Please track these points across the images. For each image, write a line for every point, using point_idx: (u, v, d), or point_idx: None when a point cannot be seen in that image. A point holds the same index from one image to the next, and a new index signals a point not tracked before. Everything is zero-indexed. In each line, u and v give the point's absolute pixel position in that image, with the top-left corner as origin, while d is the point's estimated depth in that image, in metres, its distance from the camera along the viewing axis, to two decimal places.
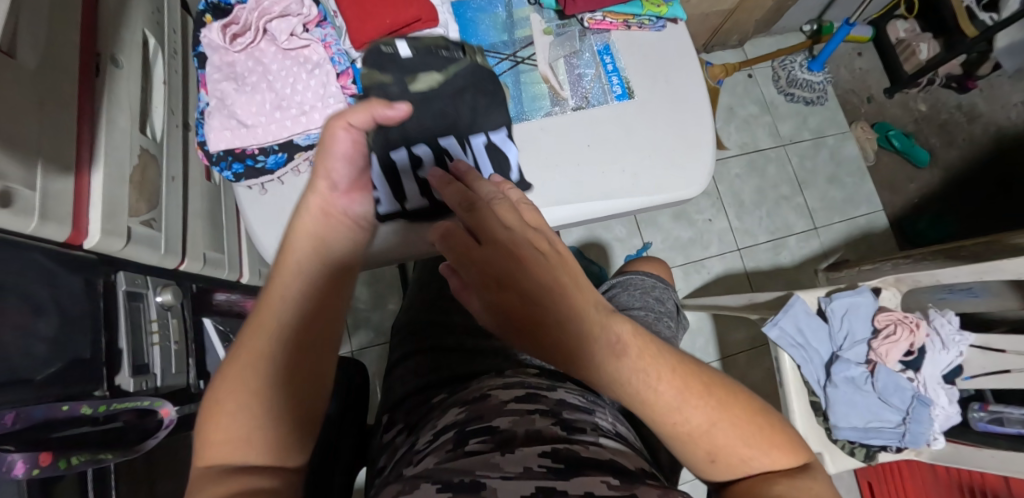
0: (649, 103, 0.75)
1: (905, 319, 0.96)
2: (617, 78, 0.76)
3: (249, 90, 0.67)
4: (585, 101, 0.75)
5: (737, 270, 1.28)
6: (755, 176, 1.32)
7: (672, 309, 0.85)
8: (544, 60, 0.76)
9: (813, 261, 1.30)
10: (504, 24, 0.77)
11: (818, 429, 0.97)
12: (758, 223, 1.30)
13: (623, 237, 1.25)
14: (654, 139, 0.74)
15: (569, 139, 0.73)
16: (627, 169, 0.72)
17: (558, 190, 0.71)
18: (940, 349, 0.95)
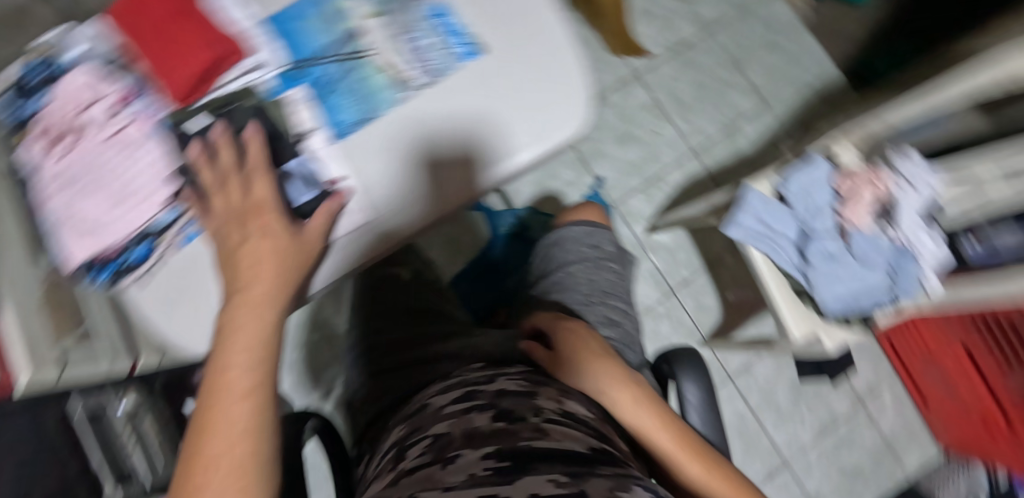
0: (499, 44, 0.57)
1: (868, 175, 0.85)
2: (457, 35, 0.56)
3: (86, 194, 0.51)
4: (435, 77, 0.54)
5: (700, 174, 1.21)
6: (691, 71, 1.24)
7: (614, 251, 0.76)
8: (377, 43, 0.55)
9: (773, 137, 1.24)
10: (322, 14, 0.54)
11: (804, 310, 0.89)
12: (707, 118, 1.23)
13: (573, 180, 1.17)
14: (519, 86, 0.56)
15: (421, 126, 0.54)
16: (501, 133, 0.55)
17: (423, 191, 0.53)
18: (910, 192, 0.83)
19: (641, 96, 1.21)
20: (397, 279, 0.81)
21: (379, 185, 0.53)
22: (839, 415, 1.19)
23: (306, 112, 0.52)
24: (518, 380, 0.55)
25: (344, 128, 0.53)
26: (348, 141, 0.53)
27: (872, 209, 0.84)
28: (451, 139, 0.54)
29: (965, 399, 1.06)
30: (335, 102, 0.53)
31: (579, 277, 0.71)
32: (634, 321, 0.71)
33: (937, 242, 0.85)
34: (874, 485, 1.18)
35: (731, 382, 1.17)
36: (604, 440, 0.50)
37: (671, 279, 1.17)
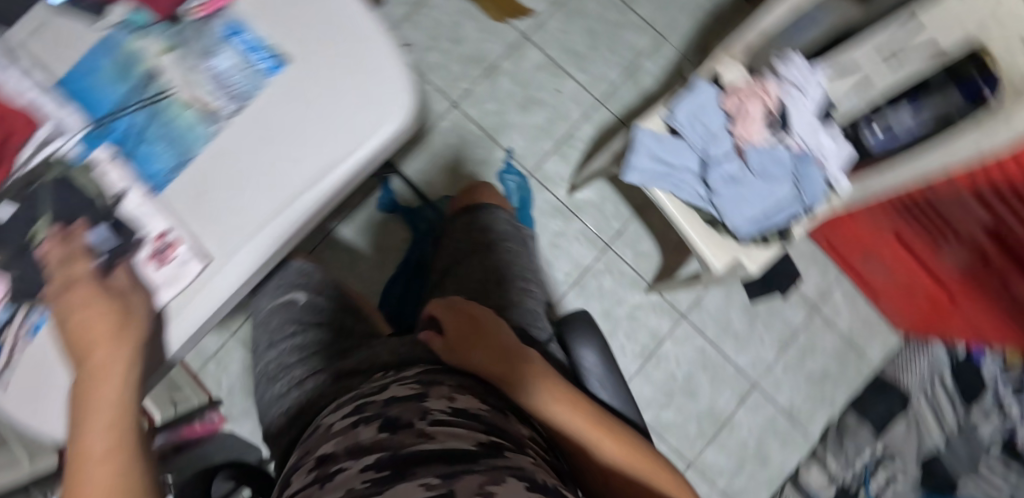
0: (307, 43, 0.51)
1: (752, 89, 0.84)
2: (257, 50, 0.51)
3: None
4: (242, 101, 0.51)
5: (610, 122, 1.19)
6: (579, 20, 1.21)
7: (509, 230, 0.83)
8: (176, 80, 0.52)
9: (675, 68, 1.22)
10: (113, 63, 0.51)
11: (720, 237, 0.89)
12: (605, 64, 1.20)
13: (484, 158, 1.15)
14: (335, 84, 0.51)
15: (235, 164, 0.50)
16: (326, 141, 0.50)
17: (252, 220, 0.49)
18: (799, 97, 0.83)
19: (535, 57, 1.19)
20: (295, 305, 0.79)
21: (210, 222, 0.49)
22: (797, 327, 1.19)
23: (119, 170, 0.50)
24: (409, 384, 0.54)
25: (161, 178, 0.50)
26: (175, 182, 0.50)
27: (762, 122, 0.84)
28: (274, 161, 0.50)
29: (908, 282, 1.09)
30: (145, 152, 0.50)
31: (473, 265, 0.76)
32: (535, 296, 0.75)
33: (836, 140, 0.85)
34: (844, 388, 1.19)
35: (685, 320, 1.17)
36: (498, 431, 0.50)
37: (603, 233, 1.17)
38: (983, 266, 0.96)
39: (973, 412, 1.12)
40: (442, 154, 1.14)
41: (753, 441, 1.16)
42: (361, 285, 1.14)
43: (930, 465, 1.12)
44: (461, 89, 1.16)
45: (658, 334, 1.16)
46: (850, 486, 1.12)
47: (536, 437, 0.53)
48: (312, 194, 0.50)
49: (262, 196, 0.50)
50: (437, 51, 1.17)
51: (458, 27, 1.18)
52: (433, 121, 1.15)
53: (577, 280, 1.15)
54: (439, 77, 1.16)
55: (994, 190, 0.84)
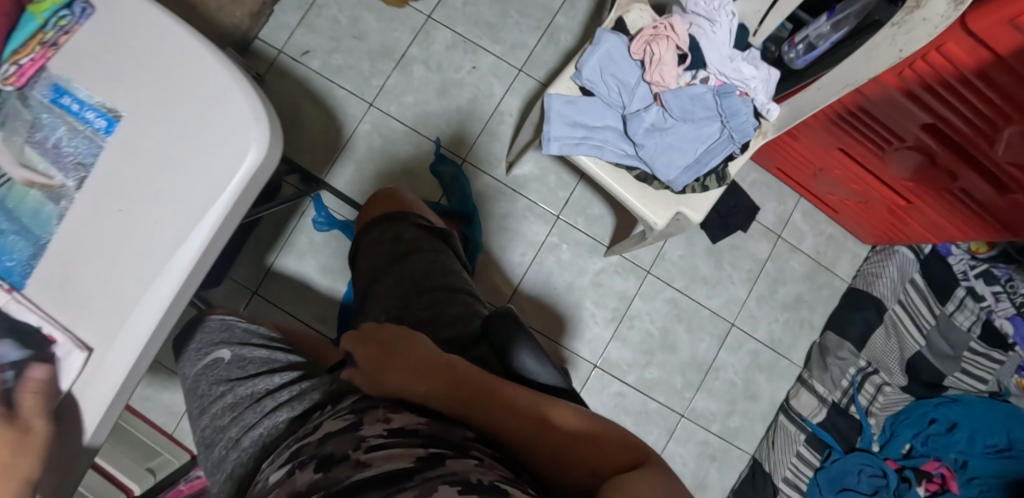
0: (141, 100, 0.50)
1: (659, 29, 0.80)
2: (90, 112, 0.51)
3: None
4: (85, 171, 0.50)
5: (535, 90, 1.14)
6: None
7: (421, 228, 0.78)
8: (7, 163, 0.51)
9: (593, 19, 1.15)
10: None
11: (656, 193, 0.86)
12: (518, 29, 1.14)
13: (413, 153, 1.11)
14: (178, 135, 0.50)
15: (93, 230, 0.50)
16: (182, 198, 0.49)
17: (126, 295, 0.49)
18: (710, 29, 0.82)
19: (443, 37, 1.13)
20: (220, 363, 0.77)
21: (85, 306, 0.49)
22: (763, 258, 1.17)
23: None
24: (343, 417, 0.56)
25: (18, 273, 0.50)
26: (40, 271, 0.50)
27: (676, 62, 0.81)
28: (133, 230, 0.50)
29: (865, 196, 1.07)
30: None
31: (389, 284, 0.73)
32: (461, 298, 0.73)
33: (756, 66, 0.84)
34: (821, 309, 1.17)
35: (651, 275, 1.15)
36: (439, 441, 0.52)
37: (551, 205, 1.13)
38: (932, 169, 0.93)
39: (948, 305, 1.13)
40: (368, 158, 1.10)
41: (740, 380, 1.15)
42: (317, 309, 1.11)
43: (914, 366, 1.13)
44: (374, 87, 1.11)
45: (627, 295, 1.14)
46: (843, 404, 1.11)
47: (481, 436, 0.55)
48: (178, 256, 0.49)
49: (130, 269, 0.49)
50: (341, 52, 1.11)
51: (358, 21, 1.12)
52: (352, 126, 1.11)
53: (534, 259, 1.12)
54: (349, 80, 1.11)
55: (927, 86, 0.83)
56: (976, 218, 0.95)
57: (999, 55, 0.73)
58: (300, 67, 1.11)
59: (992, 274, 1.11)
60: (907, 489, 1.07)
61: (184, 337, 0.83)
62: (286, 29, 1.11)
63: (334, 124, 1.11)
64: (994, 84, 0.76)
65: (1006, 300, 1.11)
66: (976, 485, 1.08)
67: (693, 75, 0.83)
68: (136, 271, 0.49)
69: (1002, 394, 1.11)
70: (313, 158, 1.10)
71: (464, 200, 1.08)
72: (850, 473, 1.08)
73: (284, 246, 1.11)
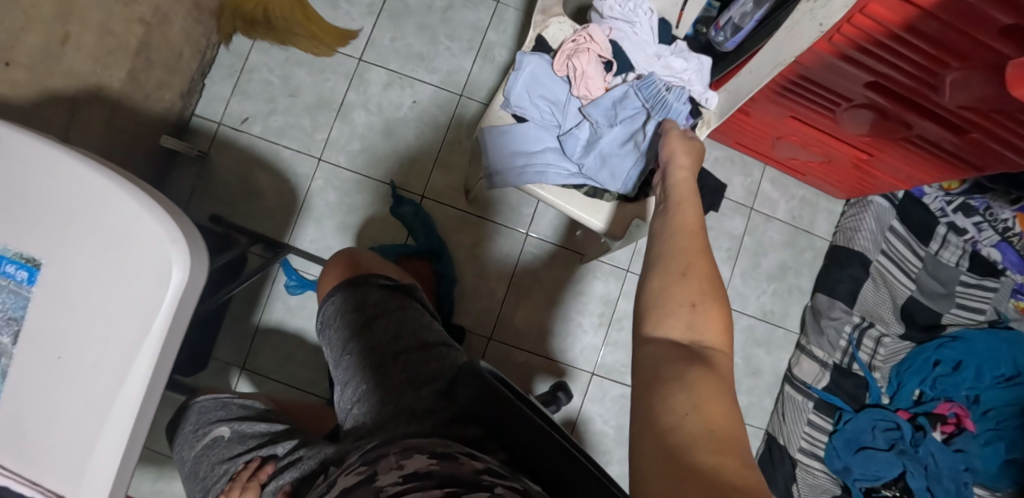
0: (55, 244, 0.52)
1: (578, 42, 0.80)
2: (7, 264, 0.52)
3: None
4: (17, 323, 0.52)
5: (480, 113, 1.12)
6: (406, 20, 1.12)
7: (385, 289, 0.79)
8: None
9: (524, 30, 1.13)
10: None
11: (606, 203, 0.84)
12: (450, 55, 1.12)
13: (372, 198, 1.10)
14: (100, 272, 0.51)
15: (40, 379, 0.52)
16: (117, 331, 0.51)
17: (81, 441, 0.51)
18: (631, 29, 0.82)
19: (378, 78, 1.11)
20: (220, 441, 0.79)
21: (40, 459, 0.51)
22: (740, 233, 1.16)
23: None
24: (356, 470, 0.61)
25: None
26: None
27: (601, 71, 0.81)
28: (76, 376, 0.51)
29: (828, 155, 1.05)
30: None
31: (363, 351, 0.75)
32: (436, 352, 0.74)
33: (687, 57, 0.83)
34: (807, 273, 1.16)
35: (631, 273, 1.14)
36: (452, 478, 0.57)
37: (517, 224, 1.12)
38: (887, 122, 0.91)
39: (932, 245, 1.12)
40: (326, 213, 1.09)
41: (740, 358, 1.14)
42: (306, 370, 1.10)
43: (908, 311, 1.12)
44: (319, 141, 1.10)
45: (610, 297, 1.13)
46: (845, 364, 1.10)
47: (491, 467, 0.60)
48: (124, 397, 0.51)
49: (83, 413, 0.51)
50: (279, 112, 1.10)
51: (290, 78, 1.10)
52: (305, 185, 1.09)
53: (512, 280, 1.12)
54: (293, 139, 1.10)
55: (859, 47, 0.81)
56: (943, 160, 0.92)
57: (924, 8, 0.71)
58: (243, 134, 1.09)
59: (970, 206, 1.09)
60: (924, 437, 1.06)
61: (178, 422, 0.83)
62: (221, 101, 1.09)
63: (286, 187, 1.09)
64: (927, 35, 0.74)
65: (988, 229, 1.09)
66: (991, 417, 1.07)
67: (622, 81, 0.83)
68: (90, 414, 0.51)
69: (1001, 321, 1.10)
70: (272, 225, 1.09)
71: (430, 237, 1.08)
72: (864, 431, 1.07)
73: (262, 315, 1.10)
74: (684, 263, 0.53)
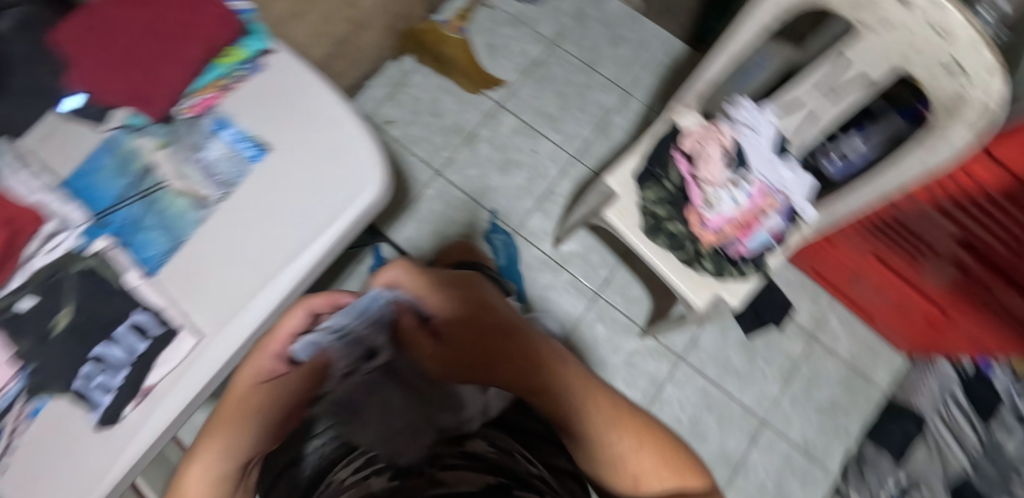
0: (282, 134, 0.62)
1: (707, 129, 0.80)
2: (244, 142, 0.62)
3: None
4: (230, 187, 0.60)
5: (587, 176, 1.24)
6: (547, 85, 1.29)
7: None
8: (169, 174, 0.61)
9: (644, 122, 1.28)
10: (113, 163, 0.60)
11: (697, 274, 0.83)
12: (577, 123, 1.27)
13: (470, 218, 1.20)
14: (309, 166, 0.62)
15: (227, 234, 0.59)
16: (307, 216, 0.61)
17: (240, 292, 0.58)
18: (755, 134, 0.79)
19: (510, 122, 1.26)
20: None
21: (202, 297, 0.58)
22: (798, 357, 1.18)
23: (119, 256, 0.57)
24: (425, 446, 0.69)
25: (154, 262, 0.58)
26: (166, 267, 0.58)
27: (721, 160, 0.79)
28: (259, 240, 0.59)
29: (903, 304, 1.09)
30: (141, 239, 0.58)
31: None
32: None
33: (797, 171, 0.80)
34: (856, 417, 1.16)
35: (683, 362, 1.16)
36: None
37: (591, 280, 1.19)
38: (965, 284, 0.95)
39: None
40: (428, 218, 1.20)
41: (771, 482, 1.12)
42: None
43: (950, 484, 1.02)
44: (443, 157, 1.24)
45: (658, 378, 1.15)
46: None
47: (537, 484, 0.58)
48: (293, 268, 0.59)
49: (251, 269, 0.59)
50: (419, 125, 1.25)
51: (437, 101, 1.26)
52: (417, 190, 1.21)
53: (571, 331, 1.15)
54: (421, 149, 1.24)
55: (957, 203, 0.86)
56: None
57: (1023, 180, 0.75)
58: (382, 133, 1.24)
59: None
60: None
61: None
62: (374, 101, 1.26)
63: (402, 185, 1.21)
64: None
65: None
66: None
67: (737, 174, 0.79)
68: (258, 272, 0.59)
69: None
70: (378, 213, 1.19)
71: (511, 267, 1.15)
72: None
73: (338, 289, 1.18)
74: (612, 446, 0.49)
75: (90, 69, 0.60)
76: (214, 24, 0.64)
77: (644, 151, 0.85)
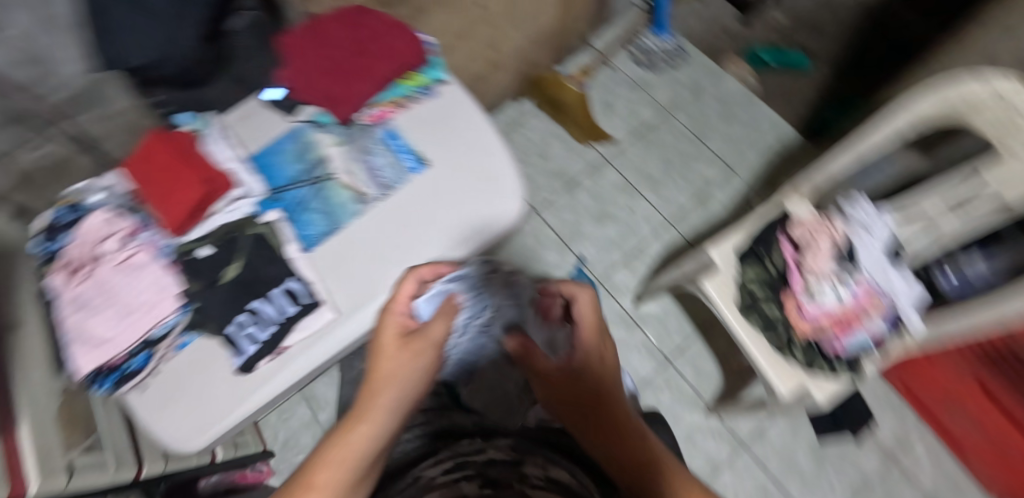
0: (439, 155, 0.70)
1: (817, 221, 0.78)
2: (407, 154, 0.70)
3: (96, 310, 0.60)
4: (388, 190, 0.68)
5: (678, 243, 1.25)
6: (654, 149, 1.32)
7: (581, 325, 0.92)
8: (340, 169, 0.70)
9: (744, 200, 1.28)
10: (294, 149, 0.70)
11: (784, 361, 0.80)
12: (677, 189, 1.29)
13: (557, 261, 1.23)
14: (457, 187, 0.69)
15: (376, 230, 0.67)
16: (444, 229, 0.68)
17: (376, 283, 0.65)
18: (866, 235, 0.77)
19: (612, 178, 1.30)
20: None
21: (344, 280, 0.65)
22: (870, 473, 1.11)
23: (285, 227, 0.66)
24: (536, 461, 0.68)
25: (313, 239, 0.66)
26: (321, 248, 0.66)
27: (832, 255, 0.76)
28: (401, 240, 0.67)
29: (995, 438, 1.02)
30: (305, 218, 0.67)
31: None
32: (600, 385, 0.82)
33: (908, 281, 0.77)
34: None
35: (745, 450, 1.12)
36: None
37: (665, 347, 1.18)
38: None
39: None
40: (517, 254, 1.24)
41: None
42: None
43: None
44: (542, 199, 1.28)
45: (716, 460, 1.12)
46: None
47: None
48: None
49: (390, 265, 0.66)
50: (525, 164, 1.31)
51: (546, 146, 1.32)
52: None
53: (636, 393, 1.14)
54: None
55: None
56: None
57: None
58: None
59: None
60: None
61: None
62: None
63: None
64: None
65: None
66: None
67: (844, 269, 0.76)
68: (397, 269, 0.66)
69: None
70: None
71: None
72: None
73: None
74: None
75: (299, 70, 0.69)
76: (407, 51, 0.72)
77: (750, 232, 0.84)
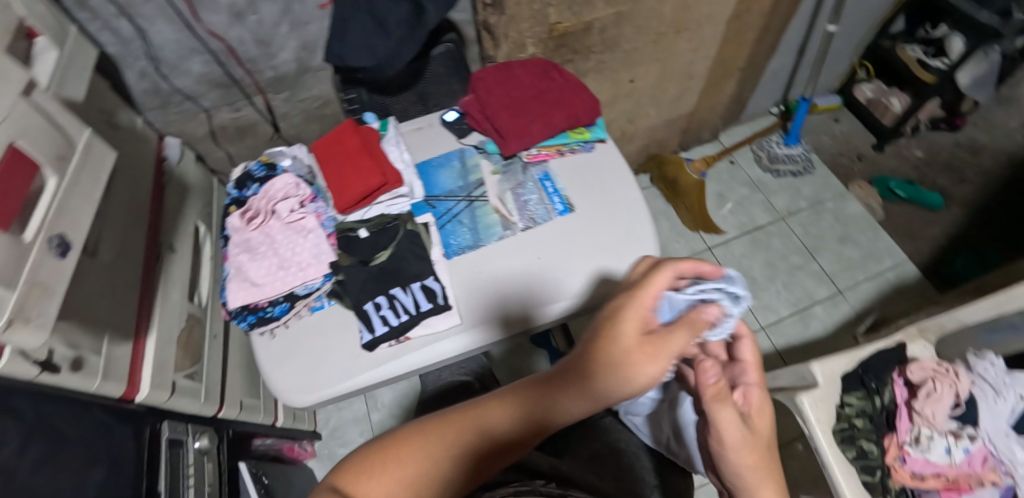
0: (587, 205, 0.73)
1: (942, 369, 0.74)
2: (558, 196, 0.74)
3: (259, 256, 0.68)
4: (533, 224, 0.71)
5: (768, 351, 1.21)
6: (761, 251, 1.30)
7: None
8: (492, 193, 0.74)
9: (848, 326, 1.22)
10: (459, 168, 0.76)
11: None
12: (777, 297, 1.26)
13: None
14: (600, 238, 0.71)
15: (513, 256, 0.70)
16: (575, 273, 0.69)
17: (502, 304, 0.67)
18: (993, 397, 0.73)
19: None
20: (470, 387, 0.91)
21: (473, 294, 0.68)
22: None
23: (434, 232, 0.71)
24: None
25: (453, 249, 0.70)
26: (459, 258, 0.70)
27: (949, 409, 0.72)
28: (535, 271, 0.69)
29: None
30: (451, 229, 0.72)
31: None
32: None
33: None
34: None
35: None
36: None
37: None
38: None
39: None
40: None
41: None
42: None
43: None
44: None
45: None
46: None
47: None
48: (553, 307, 0.67)
49: (519, 291, 0.68)
50: None
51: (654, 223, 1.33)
52: None
53: None
54: None
55: None
56: None
57: None
58: None
59: None
60: None
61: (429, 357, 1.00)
62: None
63: None
64: None
65: None
66: None
67: (958, 427, 0.72)
68: (524, 297, 0.68)
69: None
70: None
71: None
72: None
73: None
74: None
75: (485, 101, 0.76)
76: (581, 109, 0.76)
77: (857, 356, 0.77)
